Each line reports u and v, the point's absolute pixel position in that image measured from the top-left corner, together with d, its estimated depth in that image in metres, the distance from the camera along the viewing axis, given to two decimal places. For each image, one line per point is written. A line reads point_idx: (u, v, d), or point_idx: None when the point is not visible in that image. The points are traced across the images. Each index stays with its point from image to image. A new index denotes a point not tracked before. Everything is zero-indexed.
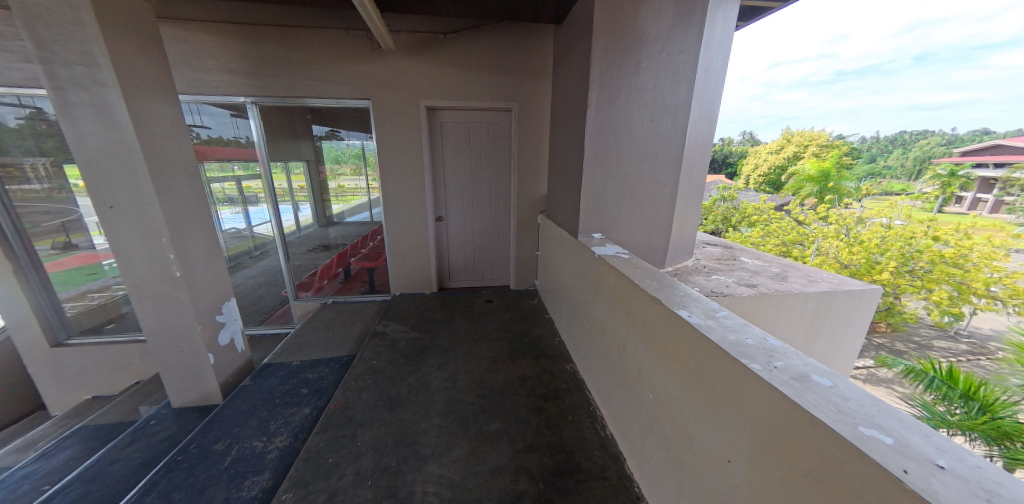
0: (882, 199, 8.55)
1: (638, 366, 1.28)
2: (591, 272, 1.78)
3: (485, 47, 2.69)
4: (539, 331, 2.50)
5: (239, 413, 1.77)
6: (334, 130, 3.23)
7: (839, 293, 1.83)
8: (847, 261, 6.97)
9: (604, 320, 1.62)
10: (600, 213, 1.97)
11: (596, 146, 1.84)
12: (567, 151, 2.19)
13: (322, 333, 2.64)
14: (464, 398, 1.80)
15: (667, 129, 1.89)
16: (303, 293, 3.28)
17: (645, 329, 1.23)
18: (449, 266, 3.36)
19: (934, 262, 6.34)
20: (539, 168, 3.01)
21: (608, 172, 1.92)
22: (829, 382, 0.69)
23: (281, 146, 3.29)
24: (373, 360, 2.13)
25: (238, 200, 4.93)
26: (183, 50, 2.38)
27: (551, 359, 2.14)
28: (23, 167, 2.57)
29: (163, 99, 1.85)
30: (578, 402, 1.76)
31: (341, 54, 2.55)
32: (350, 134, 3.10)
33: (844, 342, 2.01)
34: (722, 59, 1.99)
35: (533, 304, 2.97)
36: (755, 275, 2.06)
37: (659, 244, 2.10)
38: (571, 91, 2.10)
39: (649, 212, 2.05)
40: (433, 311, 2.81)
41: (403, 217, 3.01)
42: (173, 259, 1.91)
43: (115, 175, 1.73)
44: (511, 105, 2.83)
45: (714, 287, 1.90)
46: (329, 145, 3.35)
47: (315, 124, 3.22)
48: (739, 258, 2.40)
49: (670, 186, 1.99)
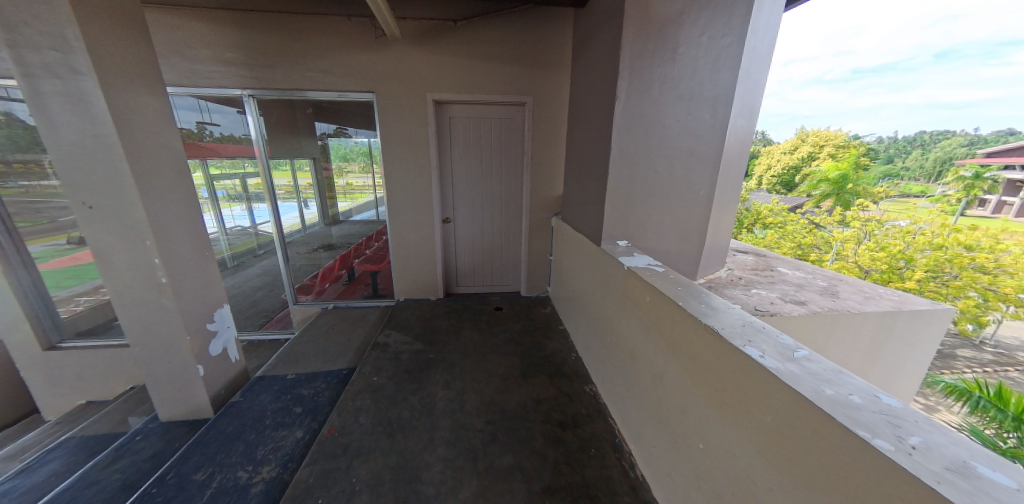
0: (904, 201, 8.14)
1: (681, 404, 1.08)
2: (618, 286, 1.57)
3: (497, 36, 2.49)
4: (552, 345, 2.30)
5: (225, 435, 1.61)
6: (342, 127, 3.06)
7: (904, 312, 1.58)
8: (866, 266, 6.70)
9: (633, 342, 1.42)
10: (626, 218, 1.76)
11: (627, 143, 1.63)
12: (589, 148, 1.98)
13: (321, 342, 2.48)
14: (472, 424, 1.61)
15: (705, 123, 1.67)
16: (304, 297, 3.13)
17: (693, 362, 1.02)
18: (456, 271, 3.17)
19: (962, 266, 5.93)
20: (554, 167, 2.81)
21: (637, 173, 1.71)
22: (1009, 479, 0.48)
23: (282, 143, 3.15)
24: (373, 376, 1.96)
25: (242, 197, 4.77)
26: (176, 39, 2.23)
27: (568, 379, 1.94)
28: (44, 163, 2.58)
29: (147, 89, 1.69)
30: (600, 432, 1.56)
31: (343, 43, 2.38)
32: (358, 131, 2.88)
33: (904, 368, 1.75)
34: (768, 45, 1.75)
35: (546, 312, 2.78)
36: (800, 290, 1.83)
37: (690, 253, 1.89)
38: (595, 83, 1.89)
39: (681, 217, 1.83)
40: (439, 319, 2.63)
41: (407, 218, 2.84)
42: (158, 263, 1.76)
43: (94, 172, 1.58)
44: (525, 99, 2.63)
45: (756, 304, 1.67)
46: (338, 143, 3.20)
47: (320, 122, 3.09)
48: (776, 269, 2.17)
49: (705, 188, 1.77)
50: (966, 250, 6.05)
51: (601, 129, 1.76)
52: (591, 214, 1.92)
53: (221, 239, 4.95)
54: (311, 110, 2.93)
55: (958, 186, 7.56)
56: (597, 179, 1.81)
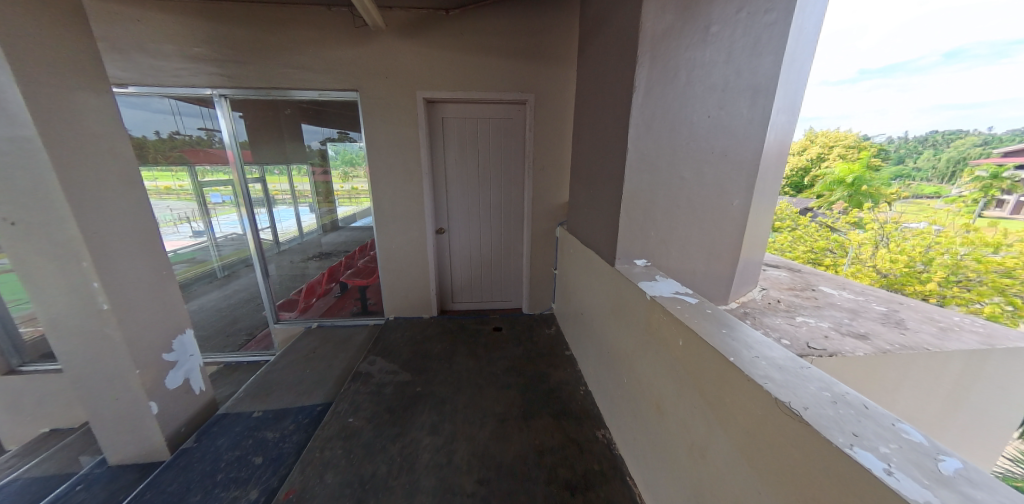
0: (916, 203, 6.22)
1: (736, 498, 0.79)
2: (639, 319, 1.27)
3: (494, 27, 2.23)
4: (558, 375, 2.01)
5: (166, 497, 1.34)
6: (345, 130, 2.57)
7: (998, 352, 1.27)
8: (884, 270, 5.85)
9: (661, 393, 1.12)
10: (645, 233, 1.48)
11: (648, 142, 1.35)
12: (599, 149, 1.71)
13: (299, 370, 2.22)
14: (460, 486, 1.33)
15: (742, 119, 1.38)
16: (286, 314, 2.90)
17: (755, 445, 0.73)
18: (452, 286, 2.90)
19: (987, 268, 5.05)
20: (558, 172, 2.54)
21: (659, 179, 1.42)
22: None
23: (263, 148, 2.93)
24: (349, 416, 1.68)
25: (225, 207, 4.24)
26: (137, 33, 2.01)
27: (576, 422, 1.64)
28: None
29: (82, 86, 1.46)
30: (616, 498, 1.27)
31: (323, 36, 2.15)
32: (360, 135, 2.42)
33: (990, 416, 1.43)
34: (816, 26, 1.47)
35: (551, 334, 2.50)
36: (856, 317, 1.51)
37: (720, 274, 1.60)
38: (605, 74, 1.63)
39: (712, 231, 1.54)
40: (431, 343, 2.36)
41: (397, 229, 2.59)
42: (98, 287, 1.51)
43: (17, 182, 1.35)
44: (527, 97, 2.37)
45: (807, 339, 1.36)
46: (343, 148, 2.67)
47: (306, 125, 2.82)
48: (819, 289, 1.86)
49: (740, 197, 1.48)
50: (993, 253, 5.10)
51: (614, 126, 1.49)
52: (604, 226, 1.64)
53: (209, 249, 4.72)
54: (295, 112, 2.71)
55: (973, 188, 5.44)
56: (610, 186, 1.54)
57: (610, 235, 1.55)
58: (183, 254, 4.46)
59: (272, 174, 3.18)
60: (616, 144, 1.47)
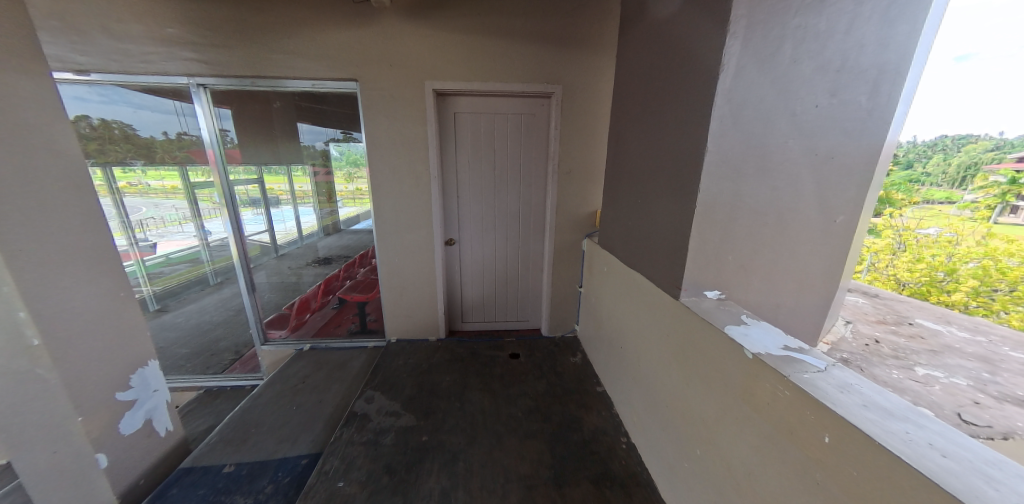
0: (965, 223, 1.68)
1: None
2: (730, 383, 0.94)
3: (516, 6, 1.92)
4: (590, 422, 1.68)
5: None
6: (350, 130, 2.23)
7: None
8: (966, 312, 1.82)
9: (776, 499, 0.79)
10: (720, 258, 1.16)
11: (734, 140, 1.03)
12: (649, 150, 1.39)
13: (284, 407, 1.90)
14: None
15: (859, 111, 1.04)
16: (275, 334, 2.58)
17: None
18: (462, 303, 2.57)
19: None
20: (587, 177, 2.22)
21: (744, 188, 1.09)
22: None
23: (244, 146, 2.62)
24: (340, 480, 1.37)
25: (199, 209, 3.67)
26: (100, 10, 1.72)
27: (622, 491, 1.31)
28: None
29: None
30: None
31: (318, 17, 1.85)
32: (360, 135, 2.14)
33: None
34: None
35: (576, 364, 2.17)
36: (996, 370, 1.16)
37: (811, 308, 1.26)
38: (659, 55, 1.30)
39: (806, 256, 1.19)
40: (438, 376, 2.04)
41: (400, 240, 2.27)
42: (24, 319, 1.07)
43: None
44: (553, 89, 2.05)
45: (950, 402, 1.00)
46: (347, 150, 2.35)
47: (305, 126, 2.54)
48: (919, 325, 1.50)
49: (845, 212, 1.14)
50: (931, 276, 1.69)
51: (678, 120, 1.17)
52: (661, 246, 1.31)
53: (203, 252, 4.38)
54: (288, 106, 2.40)
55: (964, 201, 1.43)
56: (671, 197, 1.21)
57: (673, 258, 1.22)
58: (156, 261, 4.10)
59: (269, 173, 2.91)
60: (681, 143, 1.15)
